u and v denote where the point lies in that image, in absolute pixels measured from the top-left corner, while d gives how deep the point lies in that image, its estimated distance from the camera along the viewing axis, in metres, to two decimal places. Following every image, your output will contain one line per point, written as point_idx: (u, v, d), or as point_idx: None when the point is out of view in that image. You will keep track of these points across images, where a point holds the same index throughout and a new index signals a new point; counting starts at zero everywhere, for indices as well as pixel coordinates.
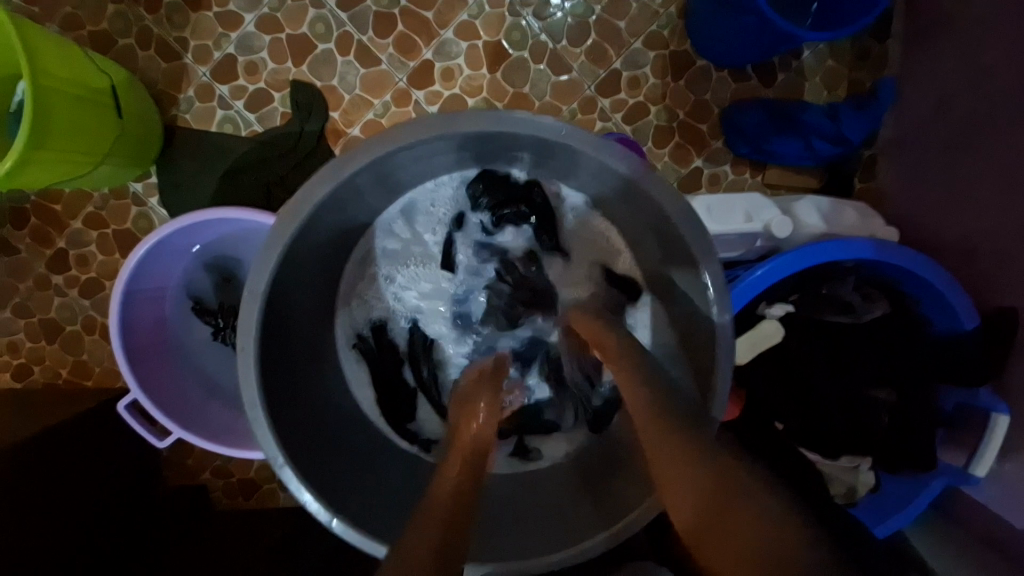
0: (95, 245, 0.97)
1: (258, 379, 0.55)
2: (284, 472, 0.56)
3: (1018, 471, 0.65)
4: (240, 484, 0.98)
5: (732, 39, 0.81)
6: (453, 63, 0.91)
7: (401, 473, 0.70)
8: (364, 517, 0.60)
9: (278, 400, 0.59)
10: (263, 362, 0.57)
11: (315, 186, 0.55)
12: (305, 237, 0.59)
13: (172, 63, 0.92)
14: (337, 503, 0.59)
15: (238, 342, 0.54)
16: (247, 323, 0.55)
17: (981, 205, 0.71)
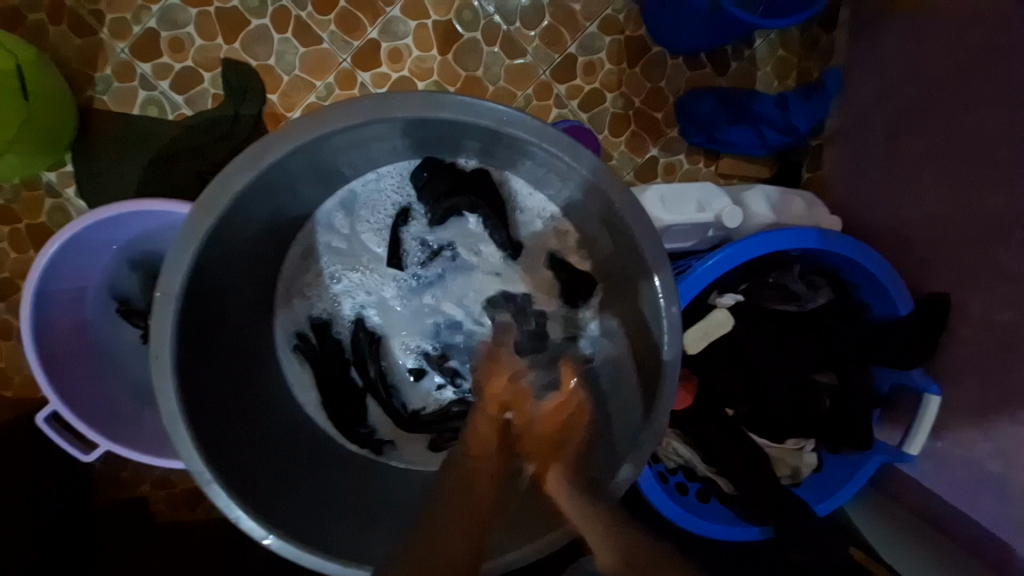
0: (8, 242, 0.87)
1: (175, 387, 0.51)
2: (212, 489, 0.53)
3: (948, 448, 0.69)
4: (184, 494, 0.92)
5: (685, 24, 0.80)
6: (401, 44, 0.86)
7: (349, 478, 0.67)
8: (302, 529, 0.57)
9: (203, 408, 0.55)
10: (184, 370, 0.53)
11: (234, 174, 0.51)
12: (230, 232, 0.55)
13: (86, 39, 0.83)
14: (274, 517, 0.56)
15: (150, 349, 0.50)
16: (160, 327, 0.50)
17: (917, 194, 0.74)
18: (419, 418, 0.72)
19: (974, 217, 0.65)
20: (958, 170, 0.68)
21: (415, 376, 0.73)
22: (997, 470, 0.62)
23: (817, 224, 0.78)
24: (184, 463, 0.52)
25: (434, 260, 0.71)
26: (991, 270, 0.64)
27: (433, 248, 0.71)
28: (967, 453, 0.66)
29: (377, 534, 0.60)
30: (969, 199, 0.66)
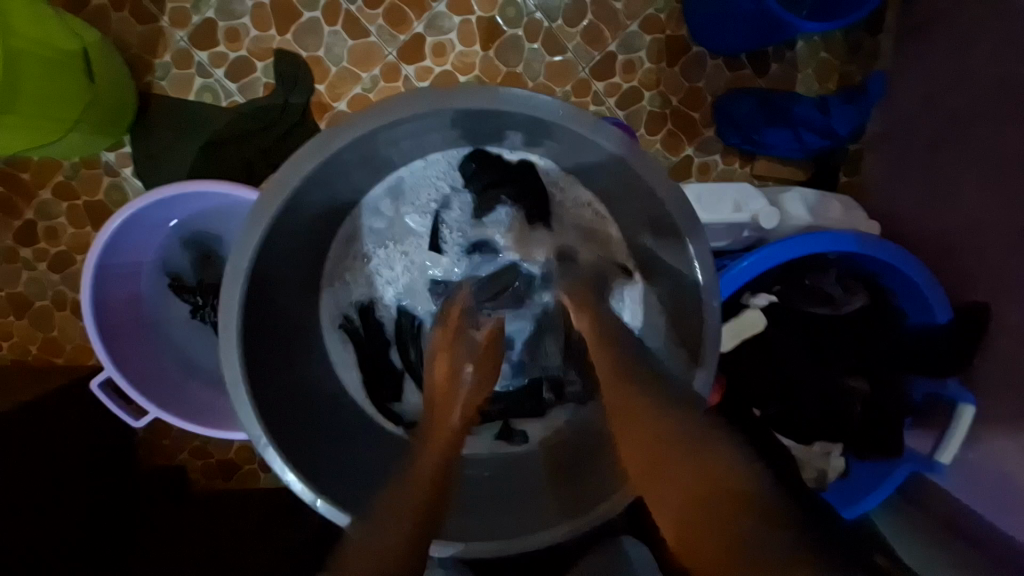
0: (66, 218, 0.92)
1: (240, 357, 0.54)
2: (268, 453, 0.56)
3: (979, 462, 0.68)
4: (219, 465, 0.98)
5: (728, 27, 0.80)
6: (445, 38, 0.88)
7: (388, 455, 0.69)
8: (347, 495, 0.60)
9: (261, 377, 0.59)
10: (245, 348, 0.56)
11: (301, 160, 0.54)
12: (290, 217, 0.58)
13: (147, 26, 0.87)
14: (321, 483, 0.59)
15: (220, 319, 0.53)
16: (229, 301, 0.53)
17: (959, 204, 0.73)
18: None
19: (1017, 229, 0.65)
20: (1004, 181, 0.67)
21: None
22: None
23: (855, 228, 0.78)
24: (244, 429, 0.55)
25: (475, 248, 0.74)
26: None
27: (474, 237, 0.73)
28: (999, 467, 0.66)
29: None
30: (1014, 211, 0.66)
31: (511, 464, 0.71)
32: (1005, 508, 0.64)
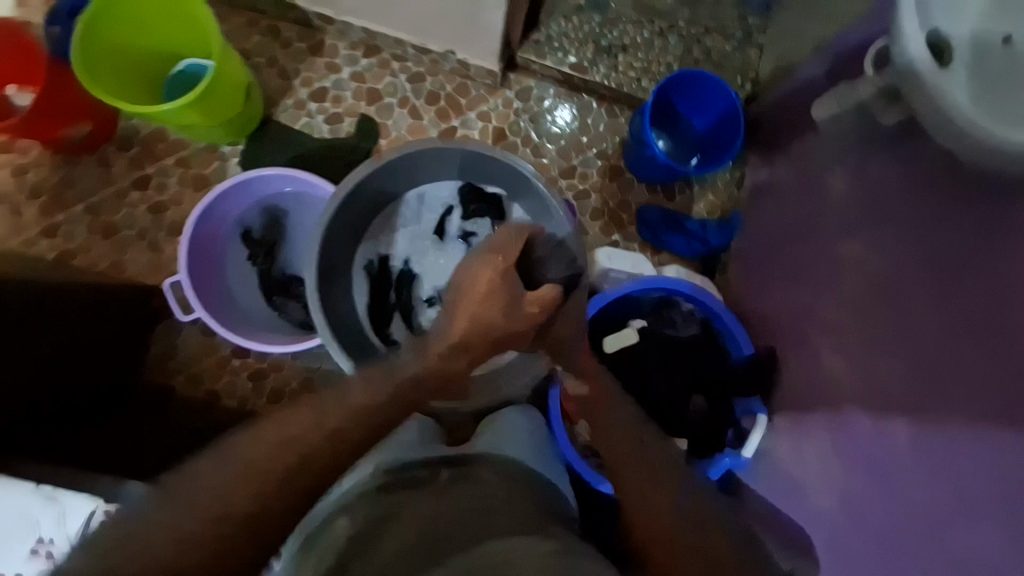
0: (175, 179, 1.30)
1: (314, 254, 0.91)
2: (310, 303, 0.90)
3: (773, 465, 1.01)
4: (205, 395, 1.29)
5: (646, 162, 1.30)
6: (470, 133, 1.37)
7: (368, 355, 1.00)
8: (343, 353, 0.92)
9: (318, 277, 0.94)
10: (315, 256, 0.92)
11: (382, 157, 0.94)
12: (357, 199, 0.97)
13: (285, 81, 1.33)
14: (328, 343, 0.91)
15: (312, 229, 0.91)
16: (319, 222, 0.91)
17: (766, 294, 1.15)
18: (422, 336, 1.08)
19: (789, 310, 1.06)
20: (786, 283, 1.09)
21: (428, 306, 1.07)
22: (795, 473, 0.95)
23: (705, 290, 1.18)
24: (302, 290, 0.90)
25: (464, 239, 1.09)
26: (799, 339, 1.01)
27: (464, 233, 1.09)
28: (783, 467, 0.99)
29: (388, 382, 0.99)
30: (789, 300, 1.07)
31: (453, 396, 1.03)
32: (784, 493, 0.97)
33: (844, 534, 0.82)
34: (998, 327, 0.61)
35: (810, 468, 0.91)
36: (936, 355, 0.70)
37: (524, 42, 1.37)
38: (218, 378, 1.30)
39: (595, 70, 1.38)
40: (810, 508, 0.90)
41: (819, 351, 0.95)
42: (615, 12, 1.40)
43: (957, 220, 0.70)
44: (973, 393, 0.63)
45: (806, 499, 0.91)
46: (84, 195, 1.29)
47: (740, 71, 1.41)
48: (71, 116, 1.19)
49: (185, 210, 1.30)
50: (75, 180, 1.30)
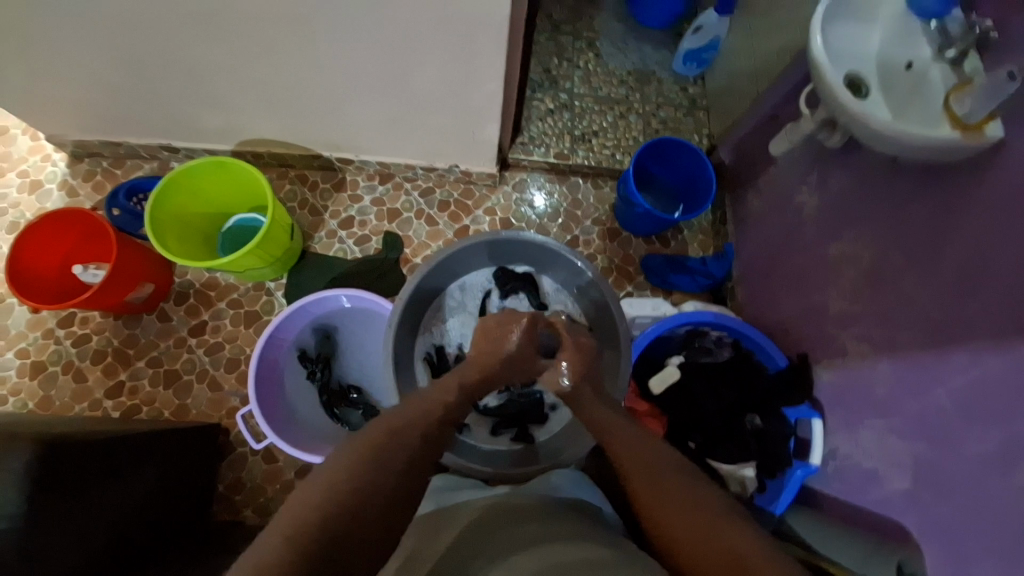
0: (228, 319, 1.44)
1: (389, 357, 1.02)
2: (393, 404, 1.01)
3: (838, 463, 1.06)
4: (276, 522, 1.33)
5: (637, 220, 1.49)
6: (481, 227, 1.57)
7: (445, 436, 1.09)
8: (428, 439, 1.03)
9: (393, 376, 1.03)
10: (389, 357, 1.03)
11: (431, 258, 1.06)
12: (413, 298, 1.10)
13: (315, 217, 1.54)
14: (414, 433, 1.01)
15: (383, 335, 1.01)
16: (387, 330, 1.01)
17: (777, 309, 1.28)
18: (487, 412, 1.16)
19: (803, 318, 1.18)
20: (792, 293, 1.22)
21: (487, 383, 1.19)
22: (865, 466, 0.99)
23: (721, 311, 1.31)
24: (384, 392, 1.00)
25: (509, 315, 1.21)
26: (823, 338, 1.11)
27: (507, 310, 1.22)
28: (849, 462, 1.04)
29: (468, 455, 1.07)
30: (801, 307, 1.19)
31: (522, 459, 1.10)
32: (857, 488, 1.01)
33: (923, 504, 0.86)
34: (979, 288, 0.77)
35: (872, 453, 0.98)
36: (942, 318, 0.83)
37: (513, 145, 1.61)
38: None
39: (575, 155, 1.62)
40: (885, 492, 0.94)
41: (844, 344, 1.05)
42: (581, 108, 1.67)
43: (919, 209, 0.88)
44: (987, 342, 0.75)
45: (879, 484, 0.96)
46: (146, 350, 1.41)
47: (695, 131, 1.67)
48: (139, 279, 1.32)
49: (240, 345, 1.42)
50: (137, 339, 1.42)
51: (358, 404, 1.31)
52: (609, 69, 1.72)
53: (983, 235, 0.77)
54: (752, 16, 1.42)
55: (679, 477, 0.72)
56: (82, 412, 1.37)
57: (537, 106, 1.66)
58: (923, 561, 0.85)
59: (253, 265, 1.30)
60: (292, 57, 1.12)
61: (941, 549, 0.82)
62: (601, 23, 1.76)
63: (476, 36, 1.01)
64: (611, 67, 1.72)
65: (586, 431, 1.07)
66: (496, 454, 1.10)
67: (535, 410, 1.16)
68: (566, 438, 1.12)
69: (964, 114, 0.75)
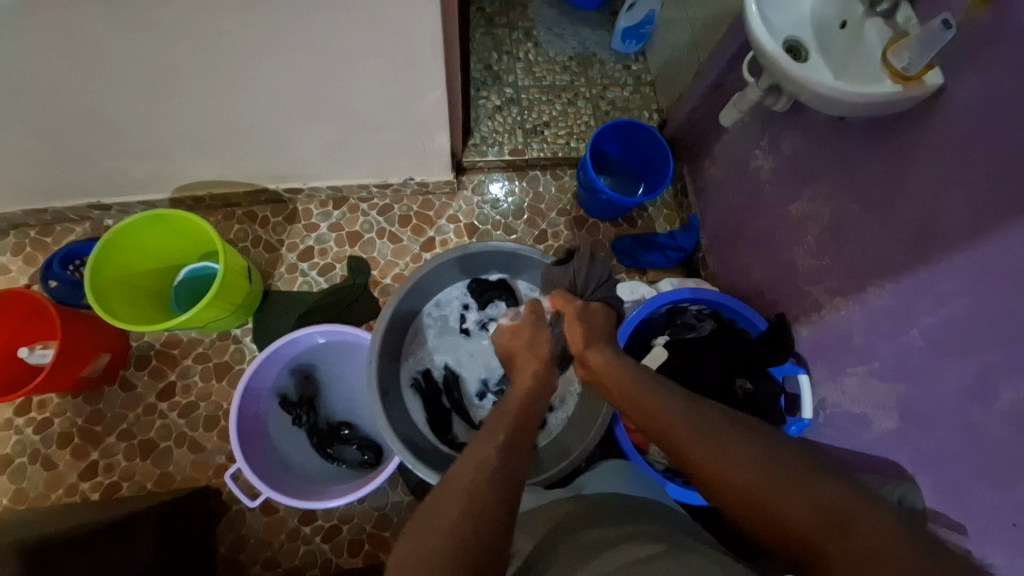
0: (198, 376, 1.36)
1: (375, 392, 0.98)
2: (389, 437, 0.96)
3: (832, 413, 1.09)
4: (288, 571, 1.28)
5: (601, 206, 1.48)
6: (447, 236, 1.53)
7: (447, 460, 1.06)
8: (432, 467, 0.99)
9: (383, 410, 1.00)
10: (375, 390, 1.00)
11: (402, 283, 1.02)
12: (390, 326, 1.06)
13: (271, 253, 1.47)
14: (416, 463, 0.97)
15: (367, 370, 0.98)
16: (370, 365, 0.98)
17: (749, 272, 1.30)
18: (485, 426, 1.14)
19: (775, 278, 1.20)
20: (761, 254, 1.24)
21: (479, 398, 1.16)
22: (854, 411, 1.02)
23: (696, 284, 1.33)
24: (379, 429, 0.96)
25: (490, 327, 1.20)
26: (798, 296, 1.13)
27: (486, 322, 1.19)
28: (839, 409, 1.07)
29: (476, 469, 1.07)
30: (772, 268, 1.21)
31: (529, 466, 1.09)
32: (850, 434, 1.04)
33: (913, 440, 0.89)
34: (937, 230, 0.79)
35: (859, 399, 1.01)
36: (905, 263, 0.86)
37: (465, 148, 1.57)
38: (293, 552, 1.30)
39: (530, 149, 1.60)
40: (876, 434, 0.98)
41: (818, 299, 1.07)
42: (528, 100, 1.65)
43: (871, 159, 0.89)
44: (955, 281, 0.77)
45: (868, 427, 0.99)
46: (113, 424, 1.33)
47: (644, 107, 1.66)
48: (93, 350, 1.24)
49: (215, 400, 1.35)
50: (102, 413, 1.33)
51: (350, 440, 1.28)
52: (549, 57, 1.69)
53: (934, 179, 0.79)
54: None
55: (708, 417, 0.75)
56: (58, 501, 1.28)
57: (482, 104, 1.62)
58: (922, 494, 0.88)
59: (215, 316, 1.23)
60: (220, 95, 1.05)
61: (936, 479, 0.86)
62: (534, 11, 1.73)
63: (407, 46, 0.97)
64: (551, 55, 1.69)
65: (588, 427, 1.08)
66: None
67: None
68: (568, 437, 1.12)
69: (904, 68, 0.76)
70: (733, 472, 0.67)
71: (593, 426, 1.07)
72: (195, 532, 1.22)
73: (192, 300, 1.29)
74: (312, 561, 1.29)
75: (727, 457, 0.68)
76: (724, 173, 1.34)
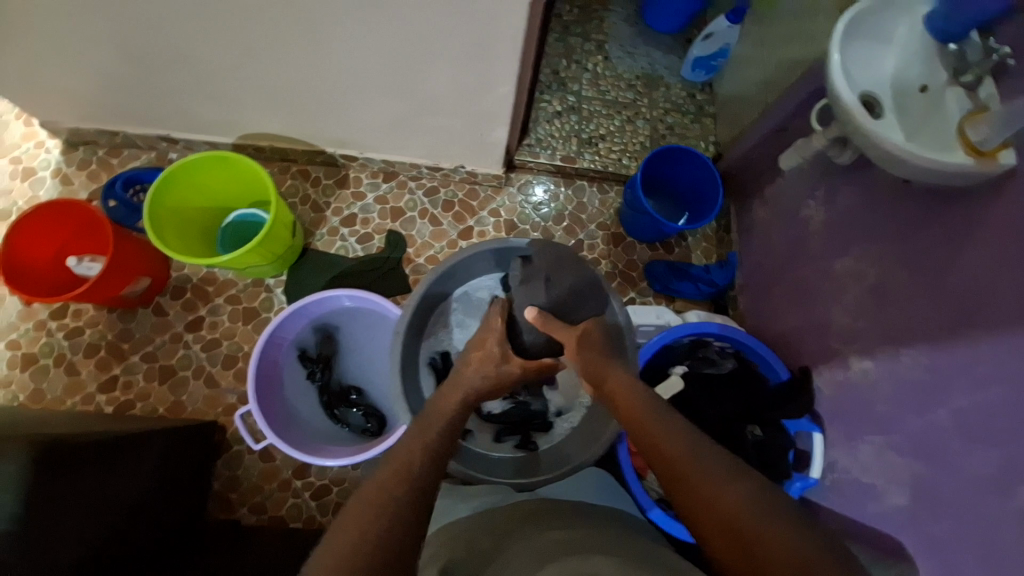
0: (226, 315, 1.41)
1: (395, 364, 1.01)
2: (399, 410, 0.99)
3: (839, 476, 1.07)
4: (272, 519, 1.32)
5: (643, 227, 1.49)
6: (485, 228, 1.56)
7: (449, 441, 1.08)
8: None
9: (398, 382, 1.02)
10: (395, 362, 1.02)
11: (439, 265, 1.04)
12: (420, 304, 1.09)
13: (317, 213, 1.51)
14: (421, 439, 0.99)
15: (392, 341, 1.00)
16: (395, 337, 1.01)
17: (780, 320, 1.28)
18: (491, 418, 1.16)
19: (806, 331, 1.19)
20: (796, 305, 1.23)
21: None
22: (863, 480, 1.01)
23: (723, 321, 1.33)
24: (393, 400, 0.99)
25: None
26: (827, 353, 1.12)
27: None
28: (847, 474, 1.05)
29: (473, 455, 1.08)
30: (804, 320, 1.20)
31: (528, 466, 1.09)
32: (854, 502, 1.03)
33: (923, 523, 0.87)
34: (983, 311, 0.78)
35: (872, 468, 0.99)
36: (945, 339, 0.84)
37: (520, 146, 1.60)
38: (280, 502, 1.33)
39: (582, 159, 1.62)
40: (883, 508, 0.96)
41: (847, 359, 1.06)
42: (588, 111, 1.66)
43: (929, 229, 0.88)
44: (993, 366, 0.76)
45: (876, 500, 0.97)
46: (139, 344, 1.39)
47: (701, 137, 1.66)
48: (136, 272, 1.29)
49: (238, 342, 1.40)
50: (131, 333, 1.39)
51: (358, 405, 1.31)
52: (617, 73, 1.71)
53: (989, 259, 0.77)
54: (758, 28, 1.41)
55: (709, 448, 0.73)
56: (74, 406, 1.35)
57: (544, 108, 1.65)
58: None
59: (254, 262, 1.28)
60: (302, 55, 1.10)
61: (936, 563, 0.84)
62: (610, 25, 1.75)
63: (486, 39, 1.00)
64: (620, 71, 1.71)
65: (592, 441, 1.08)
66: (499, 458, 1.10)
67: (540, 417, 1.16)
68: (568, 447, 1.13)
69: (979, 141, 0.76)
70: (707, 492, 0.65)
71: (598, 441, 1.06)
72: (197, 463, 1.26)
73: (237, 243, 1.34)
74: (297, 514, 1.33)
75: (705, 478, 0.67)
76: (772, 217, 1.33)
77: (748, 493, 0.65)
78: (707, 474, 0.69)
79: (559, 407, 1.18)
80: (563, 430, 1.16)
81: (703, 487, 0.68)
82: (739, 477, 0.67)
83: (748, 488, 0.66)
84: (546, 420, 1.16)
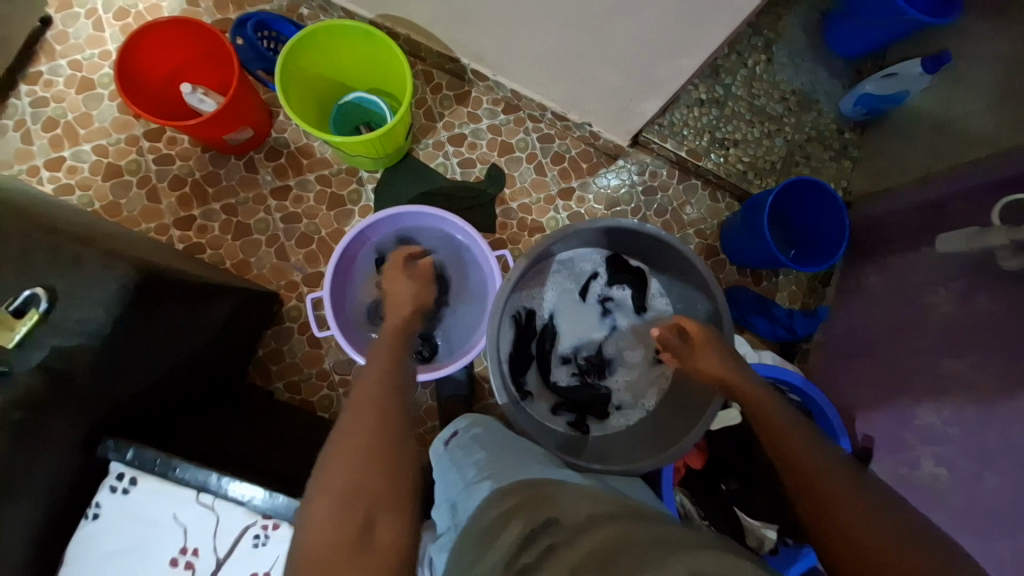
0: (313, 194, 1.39)
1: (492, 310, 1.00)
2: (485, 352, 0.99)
3: None
4: (304, 403, 1.36)
5: (748, 251, 1.40)
6: (586, 195, 1.49)
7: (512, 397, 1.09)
8: (502, 396, 1.02)
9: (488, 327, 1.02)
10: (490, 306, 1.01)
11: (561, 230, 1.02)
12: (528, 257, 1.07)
13: (428, 121, 1.45)
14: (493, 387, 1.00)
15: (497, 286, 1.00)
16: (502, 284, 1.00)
17: (854, 393, 1.27)
18: (554, 387, 1.17)
19: (880, 415, 1.17)
20: (879, 386, 1.20)
21: (564, 360, 1.19)
22: None
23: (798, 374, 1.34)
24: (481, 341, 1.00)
25: (607, 306, 1.20)
26: (898, 444, 1.11)
27: (606, 299, 1.20)
28: None
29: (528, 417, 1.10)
30: (882, 403, 1.17)
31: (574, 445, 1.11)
32: None
33: None
34: None
35: None
36: None
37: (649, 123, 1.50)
38: (315, 389, 1.37)
39: (707, 157, 1.52)
40: None
41: (919, 457, 1.05)
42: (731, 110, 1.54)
43: None
44: None
45: None
46: (224, 194, 1.37)
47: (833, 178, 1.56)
48: (242, 121, 1.24)
49: (317, 224, 1.38)
50: (218, 179, 1.37)
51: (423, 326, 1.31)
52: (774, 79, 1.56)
53: None
54: (941, 84, 1.27)
55: (814, 446, 0.78)
56: (148, 231, 1.35)
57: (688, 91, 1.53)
58: None
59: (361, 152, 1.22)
60: None
61: None
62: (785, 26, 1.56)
63: (704, 10, 0.89)
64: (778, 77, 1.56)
65: (645, 444, 1.09)
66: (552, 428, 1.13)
67: (600, 403, 1.16)
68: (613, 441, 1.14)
69: None
70: (860, 529, 0.67)
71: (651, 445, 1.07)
72: (256, 329, 1.28)
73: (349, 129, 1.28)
74: (326, 405, 1.36)
75: (858, 516, 0.68)
76: (886, 289, 1.27)
77: (848, 491, 0.72)
78: (813, 464, 0.75)
79: (620, 400, 1.18)
80: (618, 424, 1.17)
81: (805, 475, 0.75)
82: (844, 476, 0.74)
83: (849, 488, 0.72)
84: (604, 408, 1.16)
